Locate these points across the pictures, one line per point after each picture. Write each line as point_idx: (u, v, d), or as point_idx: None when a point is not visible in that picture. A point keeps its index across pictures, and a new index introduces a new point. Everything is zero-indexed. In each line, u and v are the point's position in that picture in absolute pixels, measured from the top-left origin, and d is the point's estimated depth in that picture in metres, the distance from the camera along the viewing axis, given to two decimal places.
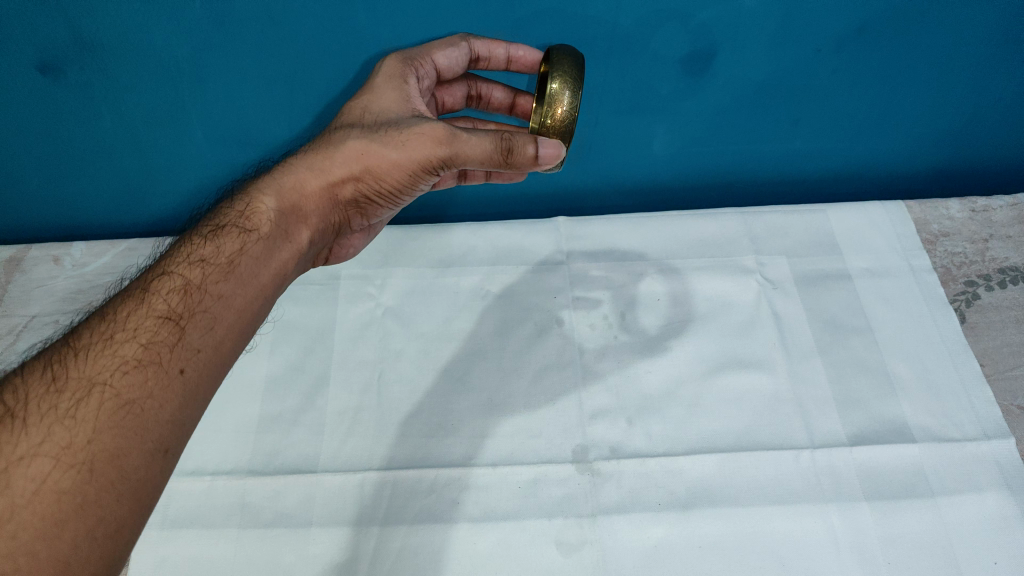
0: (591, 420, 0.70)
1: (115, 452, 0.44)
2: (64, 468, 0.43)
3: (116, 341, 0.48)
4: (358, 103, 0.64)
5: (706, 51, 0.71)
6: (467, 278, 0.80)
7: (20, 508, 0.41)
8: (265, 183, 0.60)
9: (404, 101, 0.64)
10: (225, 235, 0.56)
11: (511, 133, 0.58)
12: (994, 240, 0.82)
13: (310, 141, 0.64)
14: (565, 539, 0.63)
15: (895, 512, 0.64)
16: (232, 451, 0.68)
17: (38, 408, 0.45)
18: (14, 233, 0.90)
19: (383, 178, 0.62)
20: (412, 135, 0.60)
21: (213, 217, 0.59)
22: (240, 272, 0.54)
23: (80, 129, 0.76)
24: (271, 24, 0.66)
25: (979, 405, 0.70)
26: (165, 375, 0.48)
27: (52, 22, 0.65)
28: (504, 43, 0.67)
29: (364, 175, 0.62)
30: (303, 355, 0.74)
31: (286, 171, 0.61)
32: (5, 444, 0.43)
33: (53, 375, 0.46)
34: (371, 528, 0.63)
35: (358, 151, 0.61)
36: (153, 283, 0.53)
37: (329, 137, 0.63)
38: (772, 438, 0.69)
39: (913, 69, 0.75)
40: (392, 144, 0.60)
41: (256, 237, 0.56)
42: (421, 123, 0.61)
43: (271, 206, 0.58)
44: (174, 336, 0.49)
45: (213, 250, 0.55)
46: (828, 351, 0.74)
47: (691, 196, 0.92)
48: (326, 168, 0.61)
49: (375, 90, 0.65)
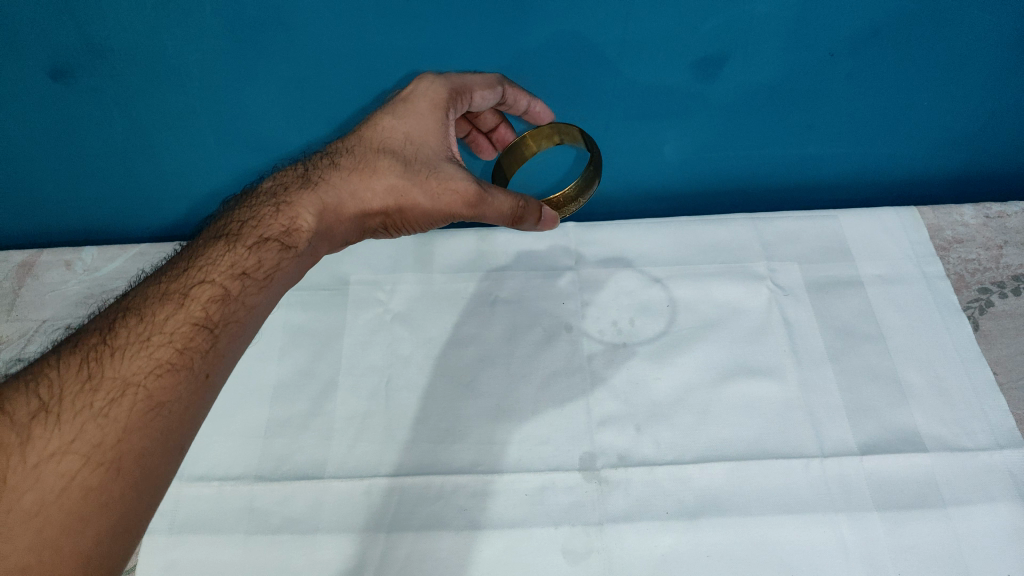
0: (599, 427, 0.69)
1: (142, 453, 0.46)
2: (92, 467, 0.44)
3: (152, 344, 0.49)
4: (399, 125, 0.65)
5: (718, 55, 0.71)
6: (476, 283, 0.80)
7: (49, 504, 0.43)
8: (306, 193, 0.60)
9: (441, 134, 0.66)
10: (266, 248, 0.56)
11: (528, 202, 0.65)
12: (1009, 247, 0.81)
13: (342, 152, 0.64)
14: (572, 547, 0.63)
15: (906, 523, 0.64)
16: (240, 456, 0.68)
17: (72, 405, 0.46)
18: (26, 237, 0.90)
19: (407, 218, 0.64)
20: (449, 190, 0.63)
21: (251, 223, 0.58)
22: (273, 288, 0.56)
23: (92, 133, 0.76)
24: (282, 30, 0.66)
25: (993, 414, 0.70)
26: (195, 380, 0.49)
27: (64, 27, 0.66)
28: (529, 97, 0.71)
29: (392, 212, 0.64)
30: (311, 361, 0.74)
31: (324, 184, 0.61)
32: (36, 440, 0.44)
33: (88, 373, 0.47)
34: (378, 535, 0.63)
35: (397, 191, 0.63)
36: (190, 285, 0.53)
37: (363, 156, 0.63)
38: (782, 447, 0.68)
39: (929, 73, 0.74)
40: (429, 194, 0.63)
41: (294, 257, 0.58)
42: (458, 174, 0.64)
43: (312, 225, 0.59)
44: (207, 344, 0.50)
45: (253, 262, 0.55)
46: (839, 358, 0.74)
47: (703, 203, 0.91)
48: (363, 198, 0.62)
49: (416, 114, 0.65)
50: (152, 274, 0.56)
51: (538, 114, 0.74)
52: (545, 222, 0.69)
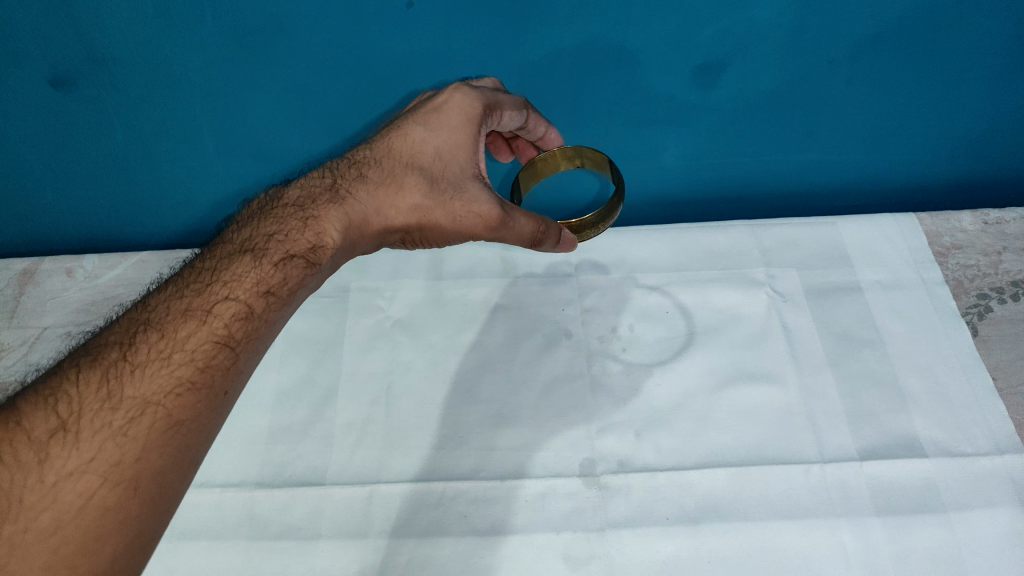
0: (600, 433, 0.69)
1: (160, 470, 0.46)
2: (110, 486, 0.44)
3: (174, 362, 0.49)
4: (429, 138, 0.64)
5: (717, 62, 0.71)
6: (477, 290, 0.80)
7: (65, 523, 0.43)
8: (333, 207, 0.59)
9: (469, 150, 0.65)
10: (293, 265, 0.56)
11: (547, 226, 0.65)
12: (1008, 253, 0.81)
13: (370, 162, 0.63)
14: (573, 553, 0.63)
15: (905, 528, 0.64)
16: (241, 463, 0.68)
17: (91, 423, 0.46)
18: (26, 247, 0.90)
19: (427, 233, 0.64)
20: (471, 212, 0.63)
21: (277, 236, 0.57)
22: (294, 303, 0.56)
23: (93, 141, 0.77)
24: (282, 37, 0.67)
25: (992, 419, 0.70)
26: (214, 397, 0.49)
27: (65, 35, 0.66)
28: (547, 124, 0.72)
29: (413, 228, 0.63)
30: (312, 368, 0.74)
31: (351, 198, 0.60)
32: (54, 458, 0.44)
33: (108, 391, 0.47)
34: (379, 541, 0.63)
35: (420, 208, 0.62)
36: (212, 301, 0.52)
37: (391, 170, 0.63)
38: (782, 453, 0.68)
39: (927, 79, 0.75)
40: (451, 214, 0.63)
41: (317, 275, 0.57)
42: (481, 195, 0.63)
43: (337, 241, 0.58)
44: (229, 362, 0.51)
45: (278, 279, 0.55)
46: (839, 364, 0.74)
47: (702, 210, 0.91)
48: (387, 213, 0.62)
49: (448, 127, 0.65)
50: (172, 284, 0.55)
51: (551, 141, 0.75)
52: (562, 245, 0.69)
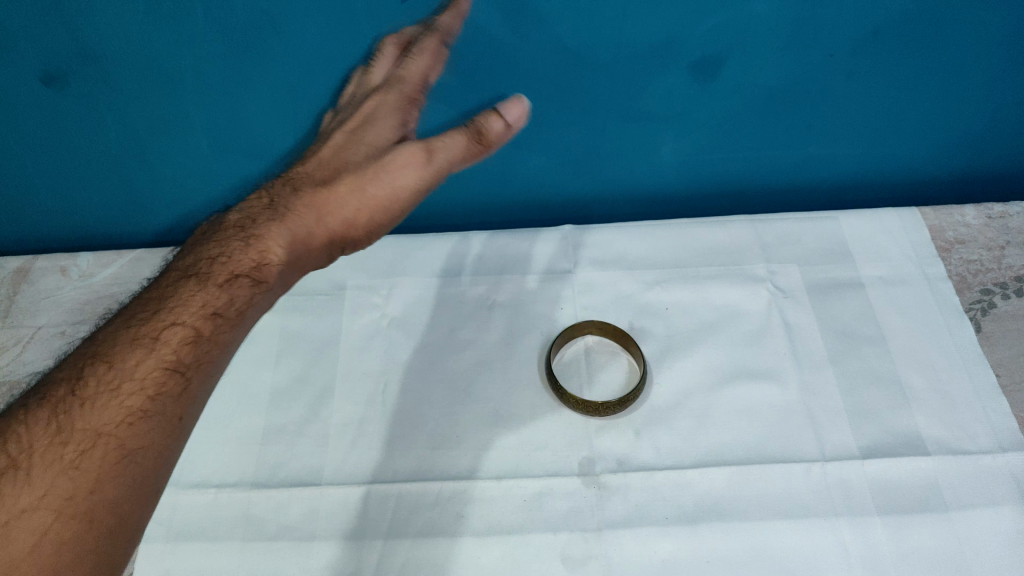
0: (598, 433, 0.68)
1: (116, 502, 0.44)
2: (65, 519, 0.43)
3: (124, 392, 0.47)
4: (358, 132, 0.63)
5: (717, 56, 0.71)
6: (474, 288, 0.79)
7: (22, 562, 0.42)
8: (274, 225, 0.58)
9: (397, 125, 0.64)
10: (238, 285, 0.54)
11: (475, 118, 0.62)
12: (1011, 247, 0.81)
13: (303, 177, 0.62)
14: (571, 554, 0.62)
15: (906, 526, 0.63)
16: (236, 464, 0.67)
17: (42, 459, 0.44)
18: (19, 245, 0.89)
19: (374, 225, 0.61)
20: (400, 164, 0.60)
21: (220, 258, 0.55)
22: (247, 322, 0.54)
23: (85, 139, 0.76)
24: (273, 33, 0.66)
25: (995, 417, 0.69)
26: (168, 423, 0.48)
27: (54, 33, 0.66)
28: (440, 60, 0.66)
29: (357, 223, 0.60)
30: (307, 367, 0.74)
31: (292, 214, 0.59)
32: (6, 497, 0.43)
33: (58, 426, 0.46)
34: (375, 543, 0.62)
35: (356, 186, 0.60)
36: (158, 326, 0.50)
37: (325, 176, 0.61)
38: (782, 451, 0.67)
39: (928, 73, 0.74)
40: (383, 177, 0.60)
41: (267, 293, 0.55)
42: (409, 147, 0.61)
43: (282, 256, 0.56)
44: (181, 387, 0.49)
45: (225, 300, 0.53)
46: (839, 360, 0.73)
47: (702, 205, 0.90)
48: (327, 213, 0.59)
49: (373, 116, 0.64)
50: (120, 317, 0.53)
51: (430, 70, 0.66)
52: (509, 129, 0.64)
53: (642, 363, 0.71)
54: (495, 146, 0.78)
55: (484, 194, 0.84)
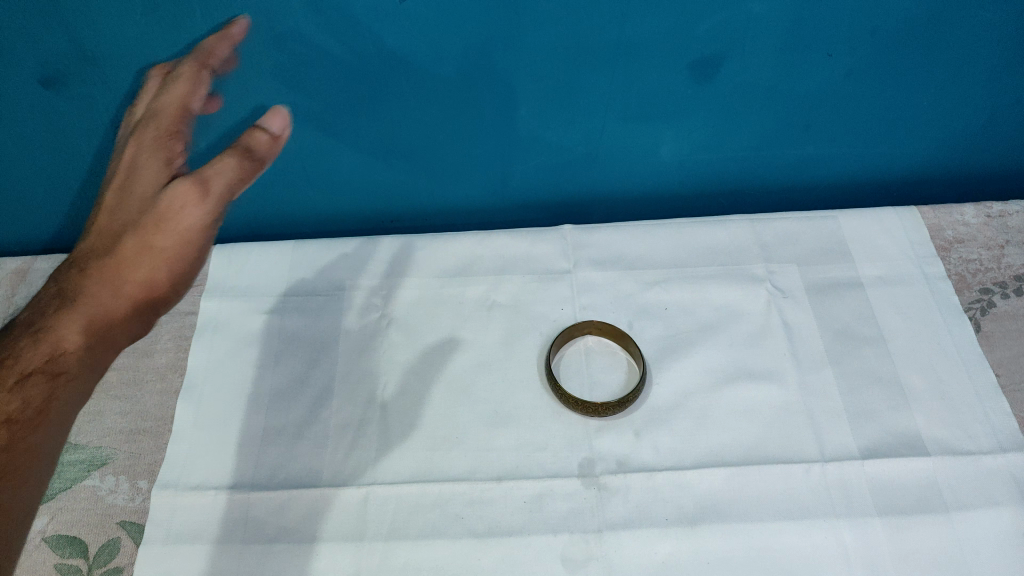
0: (598, 434, 0.68)
1: None
2: None
3: None
4: (121, 188, 0.57)
5: (717, 55, 0.71)
6: (473, 288, 0.79)
7: None
8: (63, 313, 0.53)
9: (160, 165, 0.57)
10: (31, 384, 0.51)
11: (237, 140, 0.58)
12: (1011, 246, 0.81)
13: (86, 246, 0.56)
14: (571, 555, 0.61)
15: (906, 528, 0.63)
16: (235, 466, 0.67)
17: None
18: (17, 248, 0.89)
19: (177, 276, 0.56)
20: (178, 212, 0.55)
21: (5, 359, 0.51)
22: (55, 418, 0.51)
23: (83, 140, 0.76)
24: (272, 34, 0.67)
25: (994, 417, 0.69)
26: None
27: (52, 33, 0.67)
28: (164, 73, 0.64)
29: (156, 279, 0.55)
30: (307, 368, 0.74)
31: (82, 296, 0.54)
32: None
33: None
34: (374, 544, 0.62)
35: (139, 248, 0.54)
36: None
37: (105, 240, 0.56)
38: (782, 452, 0.67)
39: (925, 71, 0.75)
40: (167, 229, 0.55)
41: (70, 384, 0.52)
42: (181, 187, 0.55)
43: (79, 343, 0.53)
44: None
45: (16, 405, 0.50)
46: (839, 361, 0.73)
47: (701, 205, 0.89)
48: (119, 281, 0.54)
49: (140, 153, 0.58)
50: None
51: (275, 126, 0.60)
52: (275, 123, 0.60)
53: (642, 366, 0.71)
54: (494, 146, 0.78)
55: (484, 195, 0.84)
